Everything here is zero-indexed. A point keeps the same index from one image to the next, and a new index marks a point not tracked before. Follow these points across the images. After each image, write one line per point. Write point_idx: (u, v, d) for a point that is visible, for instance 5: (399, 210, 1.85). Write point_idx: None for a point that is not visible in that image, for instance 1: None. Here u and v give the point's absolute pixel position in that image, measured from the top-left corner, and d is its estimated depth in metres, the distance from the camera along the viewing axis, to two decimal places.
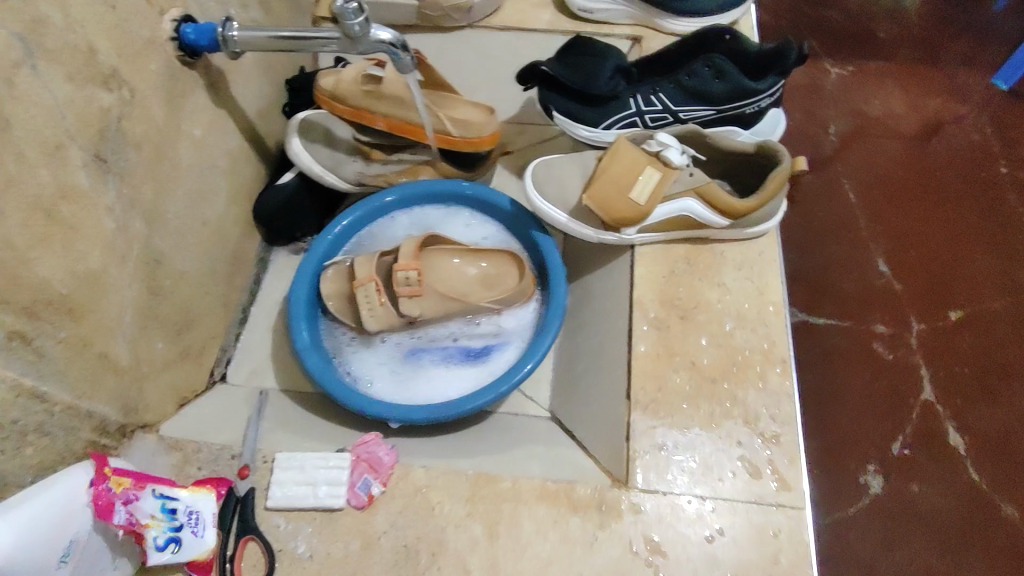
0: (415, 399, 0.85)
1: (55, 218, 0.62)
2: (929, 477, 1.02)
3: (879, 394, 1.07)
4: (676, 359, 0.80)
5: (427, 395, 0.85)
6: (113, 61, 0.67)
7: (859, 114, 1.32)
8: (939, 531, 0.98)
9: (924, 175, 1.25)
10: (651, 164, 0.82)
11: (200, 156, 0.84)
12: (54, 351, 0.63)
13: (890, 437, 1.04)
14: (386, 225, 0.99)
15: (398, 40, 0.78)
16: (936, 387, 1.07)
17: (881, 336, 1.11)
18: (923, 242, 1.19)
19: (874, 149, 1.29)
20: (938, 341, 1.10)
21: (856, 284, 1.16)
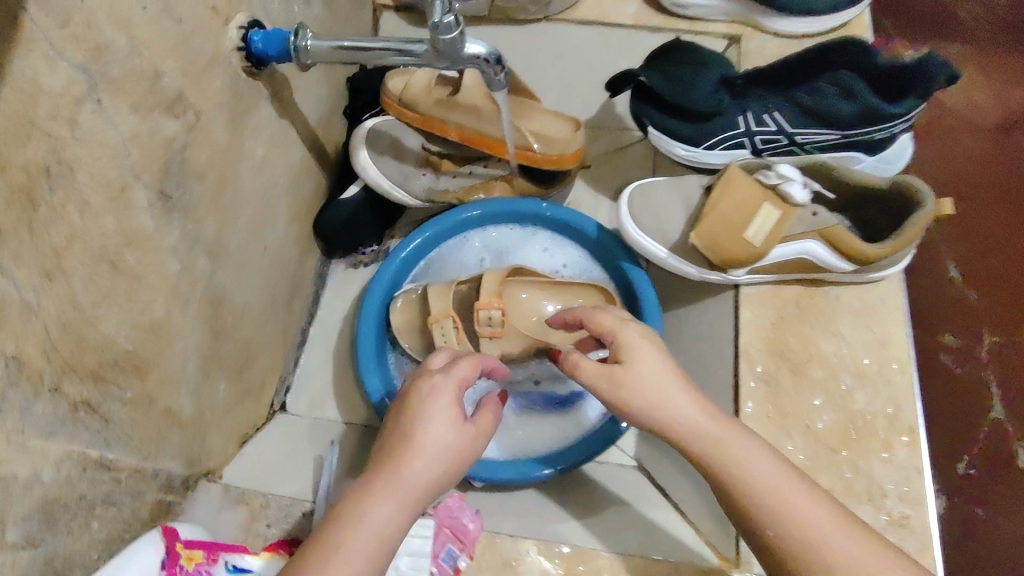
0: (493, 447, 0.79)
1: (120, 269, 0.55)
2: (998, 501, 0.95)
3: (947, 411, 0.99)
4: (789, 422, 0.72)
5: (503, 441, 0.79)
6: (178, 83, 0.59)
7: (937, 106, 1.17)
8: (1008, 560, 0.92)
9: (1007, 174, 1.12)
10: (768, 200, 0.73)
11: (262, 178, 0.77)
12: (121, 413, 0.57)
13: (956, 457, 0.97)
14: (458, 247, 0.91)
15: (494, 54, 0.67)
16: (1009, 408, 0.98)
17: (950, 349, 1.01)
18: (1006, 248, 1.07)
19: (950, 144, 1.14)
20: (1016, 355, 1.01)
21: (924, 291, 1.05)
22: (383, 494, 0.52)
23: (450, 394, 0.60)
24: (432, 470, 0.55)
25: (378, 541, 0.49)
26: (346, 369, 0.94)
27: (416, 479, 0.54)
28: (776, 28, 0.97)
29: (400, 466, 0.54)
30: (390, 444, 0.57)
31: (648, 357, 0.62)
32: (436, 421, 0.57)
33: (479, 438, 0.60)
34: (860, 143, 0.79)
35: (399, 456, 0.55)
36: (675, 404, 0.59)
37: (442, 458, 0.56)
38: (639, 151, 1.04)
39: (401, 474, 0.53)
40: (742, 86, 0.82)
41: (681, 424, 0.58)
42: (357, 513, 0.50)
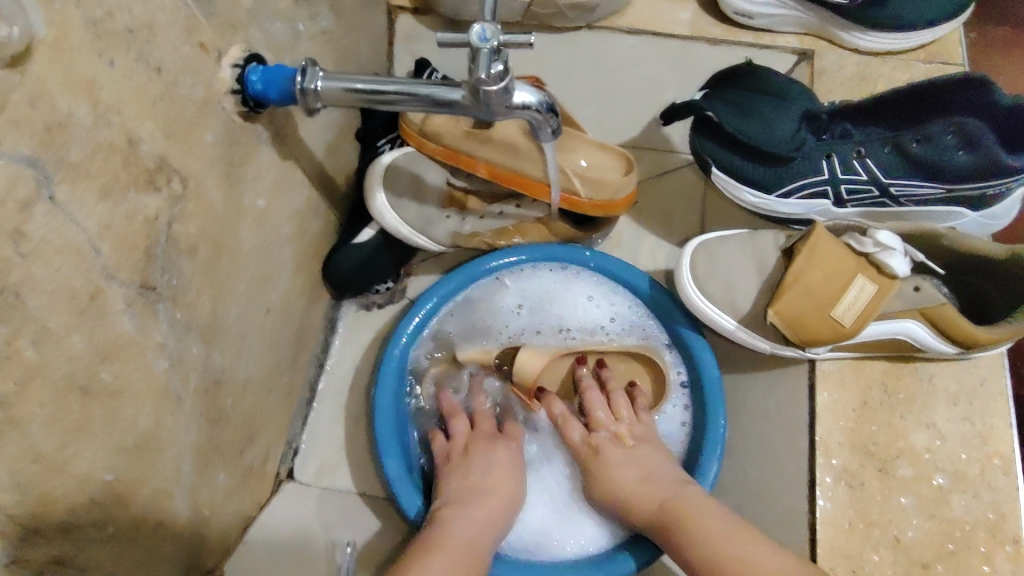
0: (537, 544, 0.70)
1: (93, 395, 0.44)
2: None
3: None
4: (875, 532, 0.63)
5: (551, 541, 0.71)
6: (159, 147, 0.47)
7: None
8: None
9: None
10: (862, 271, 0.62)
11: (265, 231, 0.65)
12: (99, 556, 0.47)
13: None
14: (488, 296, 0.80)
15: (545, 102, 0.56)
16: None
17: None
18: None
19: None
20: None
21: None
22: (469, 518, 0.62)
23: (511, 452, 0.70)
24: (502, 515, 0.65)
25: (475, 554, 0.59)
26: (358, 431, 0.84)
27: (496, 518, 0.64)
28: (859, 44, 0.85)
29: (480, 505, 0.64)
30: (464, 486, 0.66)
31: (616, 455, 0.68)
32: (499, 472, 0.67)
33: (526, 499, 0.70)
34: (967, 199, 0.69)
35: (477, 499, 0.64)
36: (630, 483, 0.65)
37: (509, 504, 0.66)
38: (686, 177, 0.91)
39: (480, 508, 0.63)
40: (829, 122, 0.72)
41: (638, 502, 0.64)
42: (452, 535, 0.60)
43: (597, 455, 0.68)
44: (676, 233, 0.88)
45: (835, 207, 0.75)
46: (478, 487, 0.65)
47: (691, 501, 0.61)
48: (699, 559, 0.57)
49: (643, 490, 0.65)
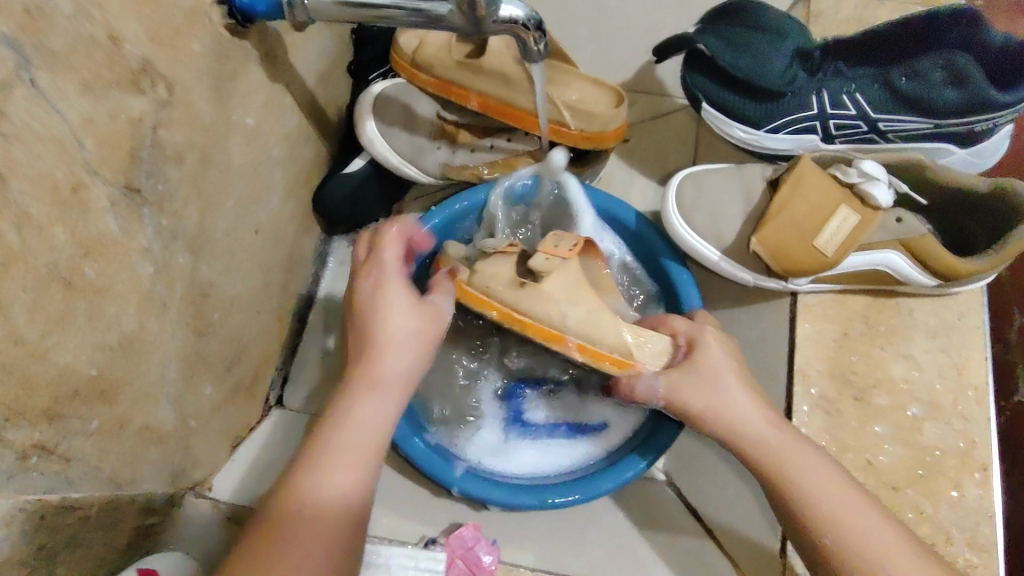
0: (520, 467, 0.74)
1: (77, 288, 0.45)
2: None
3: None
4: (847, 456, 0.64)
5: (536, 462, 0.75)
6: (144, 49, 0.48)
7: None
8: None
9: None
10: (846, 201, 0.63)
11: (254, 152, 0.66)
12: (86, 448, 0.48)
13: None
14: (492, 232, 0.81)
15: (532, 18, 0.56)
16: None
17: None
18: None
19: None
20: None
21: None
22: (365, 386, 0.52)
23: (397, 290, 0.57)
24: (399, 370, 0.54)
25: (372, 433, 0.51)
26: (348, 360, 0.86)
27: (392, 373, 0.54)
28: None
29: (373, 368, 0.53)
30: (359, 347, 0.55)
31: (723, 358, 0.62)
32: (391, 309, 0.56)
33: (439, 321, 0.59)
34: (954, 135, 0.70)
35: (368, 364, 0.53)
36: (737, 411, 0.59)
37: (406, 350, 0.55)
38: (680, 119, 0.90)
39: (376, 367, 0.53)
40: (821, 61, 0.73)
41: (746, 434, 0.58)
42: (344, 414, 0.51)
43: (706, 360, 0.62)
44: (668, 174, 0.89)
45: (823, 143, 0.75)
46: (367, 343, 0.55)
47: (804, 454, 0.55)
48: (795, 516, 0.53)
49: (755, 413, 0.59)
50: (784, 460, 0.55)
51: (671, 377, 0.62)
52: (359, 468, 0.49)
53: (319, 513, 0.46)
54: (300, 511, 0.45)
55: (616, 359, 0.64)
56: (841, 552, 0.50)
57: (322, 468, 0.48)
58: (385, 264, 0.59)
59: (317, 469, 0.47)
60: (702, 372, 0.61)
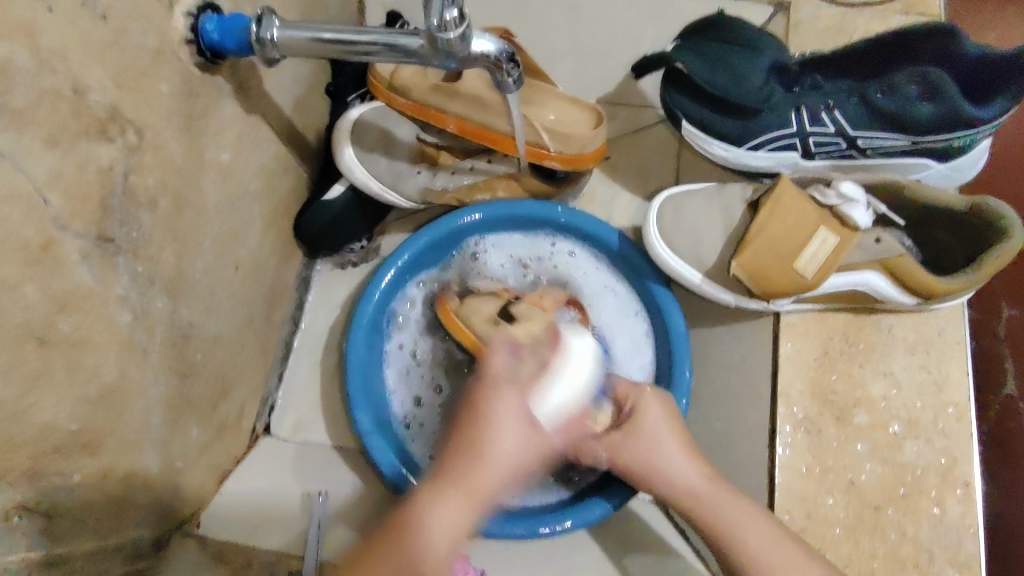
0: (562, 406, 0.57)
1: (53, 344, 0.44)
2: None
3: None
4: (829, 477, 0.65)
5: (563, 383, 0.59)
6: (111, 96, 0.47)
7: None
8: None
9: None
10: (825, 222, 0.63)
11: (230, 187, 0.65)
12: (67, 502, 0.48)
13: None
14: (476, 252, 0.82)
15: (505, 51, 0.56)
16: None
17: None
18: None
19: None
20: None
21: None
22: (464, 496, 0.51)
23: (518, 399, 0.54)
24: (501, 479, 0.52)
25: (449, 540, 0.50)
26: (333, 386, 0.85)
27: (483, 488, 0.51)
28: None
29: (471, 475, 0.51)
30: (464, 432, 0.53)
31: (658, 414, 0.65)
32: (508, 427, 0.52)
33: (543, 445, 0.54)
34: (932, 151, 0.70)
35: (471, 463, 0.51)
36: (674, 461, 0.62)
37: (518, 460, 0.52)
38: (661, 134, 0.90)
39: (483, 474, 0.51)
40: (798, 75, 0.73)
41: (681, 484, 0.61)
42: (433, 504, 0.50)
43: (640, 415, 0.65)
44: (649, 190, 0.88)
45: (804, 159, 0.75)
46: (475, 443, 0.51)
47: (730, 496, 0.60)
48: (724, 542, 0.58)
49: (683, 458, 0.63)
50: (719, 507, 0.59)
51: (612, 438, 0.64)
52: (458, 523, 0.50)
53: (410, 560, 0.48)
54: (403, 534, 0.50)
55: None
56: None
57: (425, 513, 0.50)
58: (522, 370, 0.57)
59: (418, 542, 0.49)
60: (639, 438, 0.63)
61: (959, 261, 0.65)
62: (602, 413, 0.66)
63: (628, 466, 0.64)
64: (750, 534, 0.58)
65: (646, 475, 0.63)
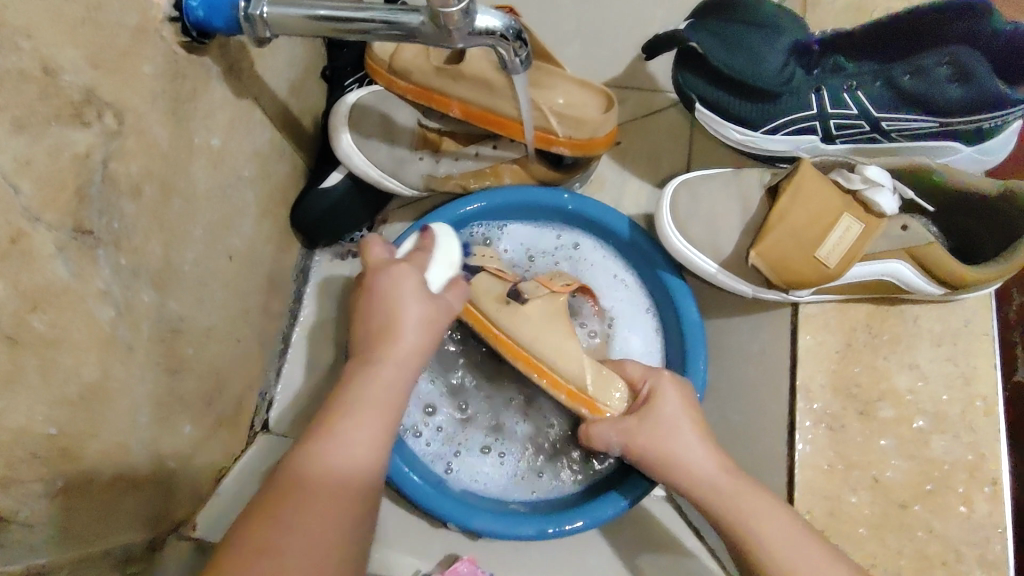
0: (444, 277, 0.59)
1: (27, 342, 0.41)
2: None
3: None
4: (853, 474, 0.62)
5: (447, 265, 0.60)
6: (87, 77, 0.43)
7: None
8: None
9: None
10: (849, 210, 0.60)
11: (221, 174, 0.62)
12: (51, 510, 0.45)
13: None
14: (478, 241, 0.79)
15: (512, 27, 0.52)
16: None
17: None
18: None
19: None
20: None
21: None
22: (367, 405, 0.48)
23: (408, 274, 0.53)
24: (407, 379, 0.51)
25: (361, 462, 0.47)
26: (334, 380, 0.83)
27: (405, 360, 0.50)
28: None
29: (374, 371, 0.49)
30: (365, 329, 0.52)
31: (675, 403, 0.63)
32: (404, 312, 0.51)
33: (449, 313, 0.55)
34: (960, 134, 0.67)
35: (366, 362, 0.49)
36: (691, 454, 0.60)
37: (424, 329, 0.52)
38: (672, 117, 0.86)
39: (375, 377, 0.49)
40: (819, 55, 0.69)
41: (698, 478, 0.59)
42: (336, 428, 0.47)
43: (655, 406, 0.63)
44: (661, 176, 0.85)
45: (824, 143, 0.72)
46: (379, 328, 0.51)
47: (748, 495, 0.57)
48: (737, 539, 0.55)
49: (702, 451, 0.60)
50: (735, 503, 0.57)
51: (625, 424, 0.63)
52: (371, 452, 0.48)
53: (323, 493, 0.45)
54: (303, 491, 0.45)
55: (569, 391, 0.65)
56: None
57: (319, 453, 0.46)
58: (397, 262, 0.55)
59: (318, 457, 0.46)
60: (655, 423, 0.62)
61: (988, 251, 0.62)
62: (616, 395, 0.66)
63: (645, 454, 0.62)
64: (764, 530, 0.55)
65: (661, 466, 0.61)
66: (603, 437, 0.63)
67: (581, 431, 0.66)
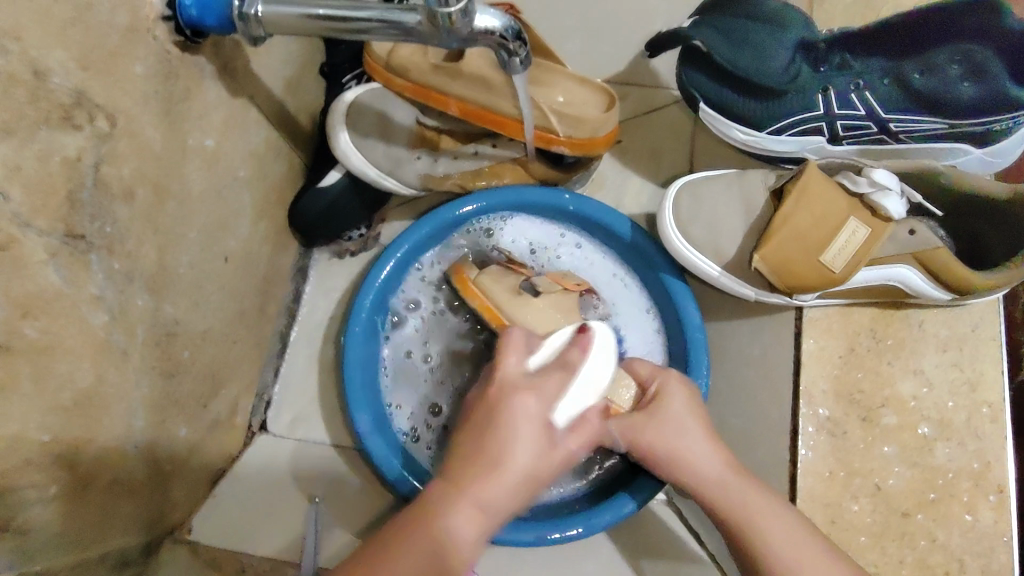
0: (574, 410, 0.52)
1: (17, 352, 0.41)
2: None
3: None
4: (855, 482, 0.61)
5: (585, 393, 0.54)
6: (76, 79, 0.43)
7: None
8: None
9: None
10: (855, 213, 0.59)
11: (217, 174, 0.61)
12: (44, 517, 0.45)
13: None
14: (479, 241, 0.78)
15: (511, 27, 0.51)
16: None
17: None
18: None
19: None
20: None
21: None
22: (496, 482, 0.43)
23: (535, 403, 0.46)
24: (507, 495, 0.44)
25: (450, 554, 0.43)
26: (331, 380, 0.82)
27: (524, 470, 0.44)
28: None
29: (496, 479, 0.44)
30: (472, 427, 0.46)
31: (686, 404, 0.62)
32: (523, 441, 0.44)
33: (577, 462, 0.50)
34: (971, 134, 0.65)
35: (486, 473, 0.43)
36: (699, 454, 0.59)
37: (541, 450, 0.45)
38: (675, 115, 0.85)
39: (496, 487, 0.43)
40: (826, 53, 0.68)
41: (705, 478, 0.58)
42: (445, 515, 0.43)
43: (663, 405, 0.62)
44: (663, 175, 0.84)
45: (829, 144, 0.71)
46: (488, 451, 0.44)
47: (758, 498, 0.56)
48: (747, 543, 0.54)
49: (709, 452, 0.59)
50: (745, 505, 0.56)
51: (633, 420, 0.61)
52: (473, 536, 0.43)
53: (422, 540, 0.43)
54: (423, 535, 0.43)
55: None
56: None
57: (445, 522, 0.43)
58: (534, 385, 0.48)
59: (435, 539, 0.43)
60: (665, 423, 0.60)
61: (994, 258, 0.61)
62: (624, 392, 0.64)
63: (653, 453, 0.60)
64: (770, 533, 0.54)
65: (668, 465, 0.60)
66: (608, 432, 0.61)
67: None
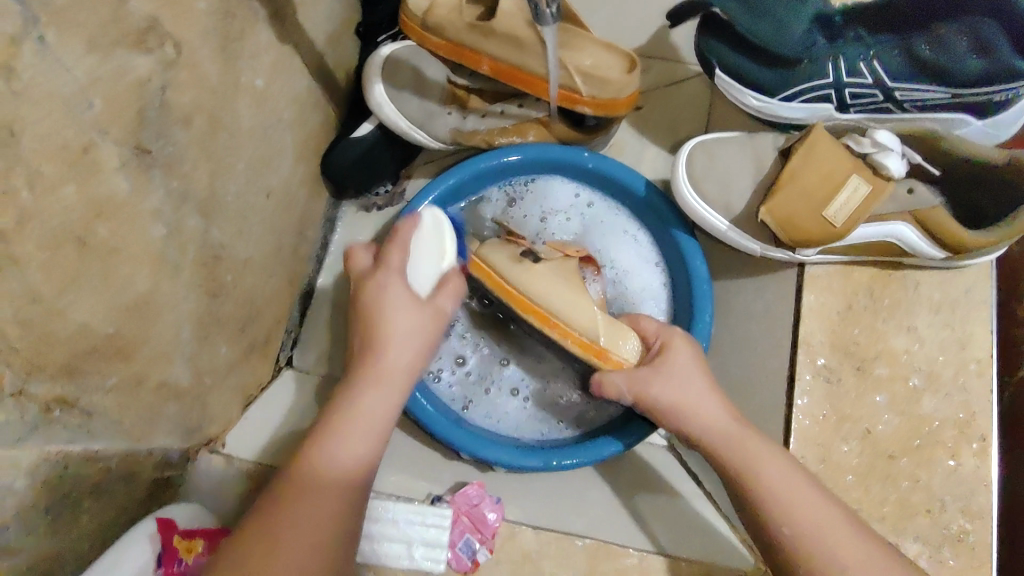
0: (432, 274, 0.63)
1: (92, 247, 0.45)
2: None
3: None
4: (845, 426, 0.65)
5: (444, 256, 0.64)
6: (150, 7, 0.47)
7: None
8: None
9: None
10: (859, 171, 0.63)
11: (263, 113, 0.65)
12: (106, 402, 0.50)
13: None
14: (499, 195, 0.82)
15: None
16: None
17: None
18: None
19: None
20: None
21: None
22: (374, 379, 0.57)
23: (399, 285, 0.60)
24: (404, 355, 0.59)
25: (382, 421, 0.57)
26: None
27: (395, 364, 0.58)
28: None
29: (375, 366, 0.58)
30: (360, 331, 0.60)
31: (687, 358, 0.67)
32: (395, 308, 0.59)
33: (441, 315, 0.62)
34: (973, 105, 0.69)
35: (370, 357, 0.58)
36: (703, 402, 0.64)
37: (412, 339, 0.59)
38: (693, 87, 0.89)
39: (384, 359, 0.58)
40: (842, 28, 0.71)
41: (710, 426, 0.62)
42: (358, 407, 0.56)
43: (668, 356, 0.67)
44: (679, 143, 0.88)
45: (838, 111, 0.75)
46: (379, 332, 0.58)
47: (757, 446, 0.60)
48: (747, 491, 0.58)
49: (714, 404, 0.64)
50: (747, 452, 0.60)
51: (640, 373, 0.66)
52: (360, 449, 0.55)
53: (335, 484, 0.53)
54: (310, 490, 0.52)
55: (583, 341, 0.67)
56: (796, 539, 0.54)
57: (322, 458, 0.53)
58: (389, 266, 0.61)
59: (319, 463, 0.53)
60: (670, 374, 0.65)
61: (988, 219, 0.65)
62: (629, 345, 0.69)
63: (658, 403, 0.65)
64: (769, 478, 0.58)
65: (675, 415, 0.64)
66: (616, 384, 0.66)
67: (593, 385, 0.68)
